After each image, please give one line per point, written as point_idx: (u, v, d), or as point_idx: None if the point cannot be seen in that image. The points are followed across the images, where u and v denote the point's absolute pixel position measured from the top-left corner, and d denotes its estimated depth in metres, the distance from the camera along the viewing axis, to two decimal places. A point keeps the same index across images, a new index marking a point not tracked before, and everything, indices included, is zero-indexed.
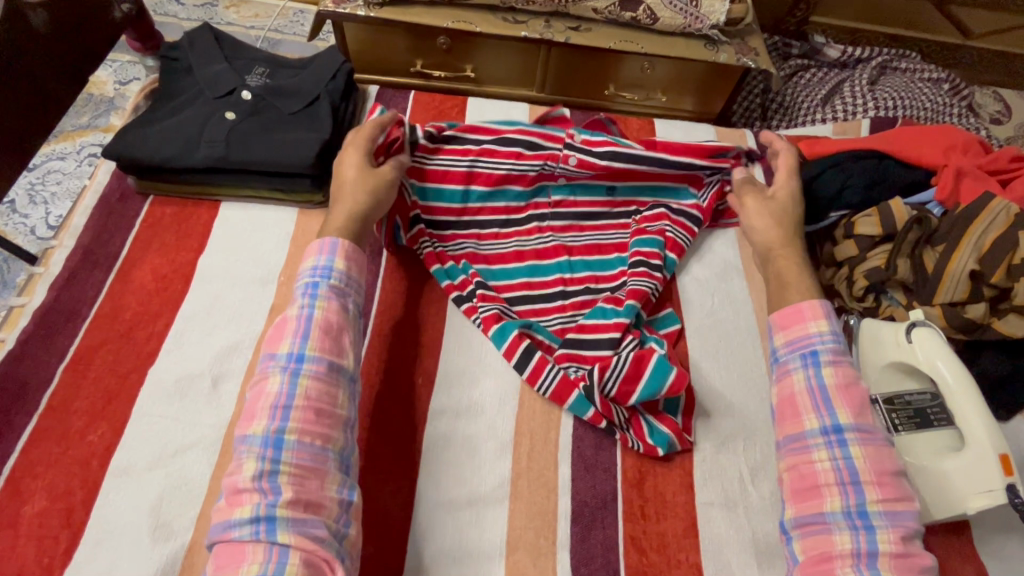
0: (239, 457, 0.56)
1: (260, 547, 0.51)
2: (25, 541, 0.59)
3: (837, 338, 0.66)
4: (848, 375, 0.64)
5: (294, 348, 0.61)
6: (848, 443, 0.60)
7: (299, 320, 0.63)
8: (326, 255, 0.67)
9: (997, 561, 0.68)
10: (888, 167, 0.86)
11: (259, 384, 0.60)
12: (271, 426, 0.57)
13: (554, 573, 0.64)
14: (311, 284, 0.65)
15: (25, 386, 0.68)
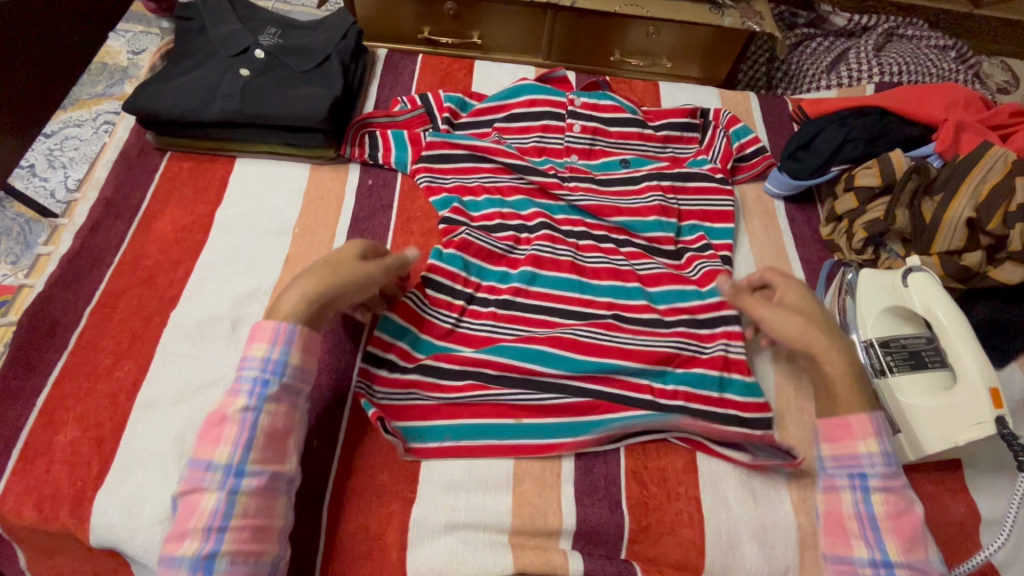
0: (167, 563, 0.53)
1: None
2: (59, 467, 0.63)
3: (888, 458, 0.61)
4: (901, 502, 0.60)
5: (233, 458, 0.56)
6: (885, 542, 0.59)
7: (241, 425, 0.57)
8: (279, 347, 0.60)
9: (988, 498, 0.71)
10: (889, 122, 0.88)
11: (191, 492, 0.56)
12: (207, 521, 0.54)
13: (559, 502, 0.67)
14: (256, 379, 0.59)
15: (54, 327, 0.71)
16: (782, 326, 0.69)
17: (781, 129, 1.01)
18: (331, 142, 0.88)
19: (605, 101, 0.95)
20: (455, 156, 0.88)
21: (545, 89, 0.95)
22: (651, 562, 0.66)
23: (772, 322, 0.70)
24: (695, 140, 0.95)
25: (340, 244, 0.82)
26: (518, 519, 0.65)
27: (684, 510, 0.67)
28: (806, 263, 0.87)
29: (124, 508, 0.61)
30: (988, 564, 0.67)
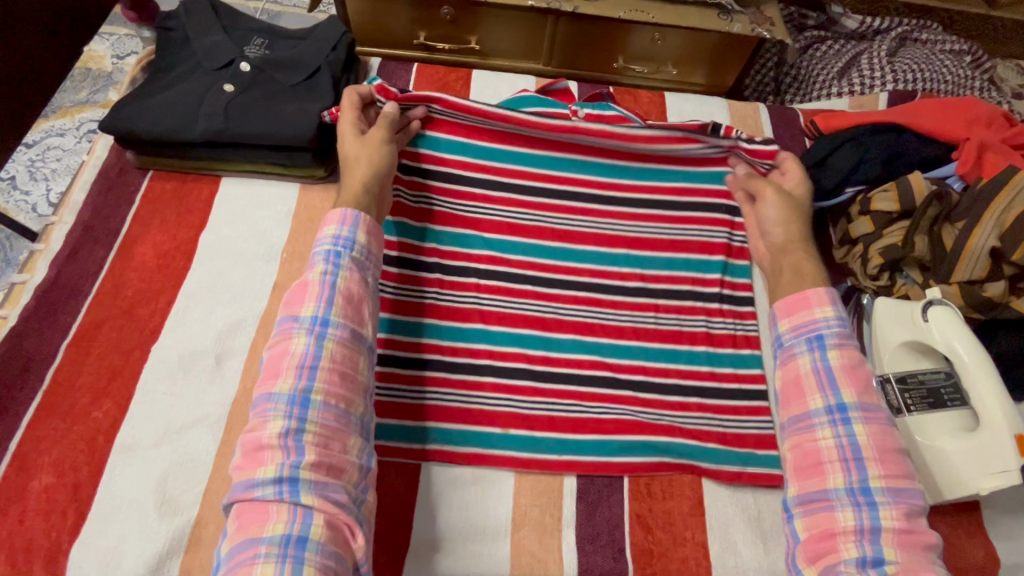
0: (262, 414, 0.54)
1: (284, 511, 0.50)
2: (33, 515, 0.60)
3: (845, 321, 0.63)
4: (855, 357, 0.61)
5: (318, 311, 0.58)
6: (827, 348, 0.62)
7: (321, 286, 0.60)
8: (348, 226, 0.63)
9: (1007, 542, 0.68)
10: (907, 141, 0.83)
11: (280, 343, 0.58)
12: (296, 382, 0.55)
13: (559, 550, 0.64)
14: (331, 250, 0.62)
15: (29, 363, 0.68)
16: (772, 211, 0.77)
17: (792, 144, 0.96)
18: (321, 161, 0.83)
19: (607, 112, 0.90)
20: (446, 175, 0.83)
21: (546, 101, 0.90)
22: None
23: (766, 206, 0.78)
24: (708, 158, 0.87)
25: None
26: (517, 569, 0.62)
27: (691, 557, 0.64)
28: None
29: (102, 561, 0.58)
30: None
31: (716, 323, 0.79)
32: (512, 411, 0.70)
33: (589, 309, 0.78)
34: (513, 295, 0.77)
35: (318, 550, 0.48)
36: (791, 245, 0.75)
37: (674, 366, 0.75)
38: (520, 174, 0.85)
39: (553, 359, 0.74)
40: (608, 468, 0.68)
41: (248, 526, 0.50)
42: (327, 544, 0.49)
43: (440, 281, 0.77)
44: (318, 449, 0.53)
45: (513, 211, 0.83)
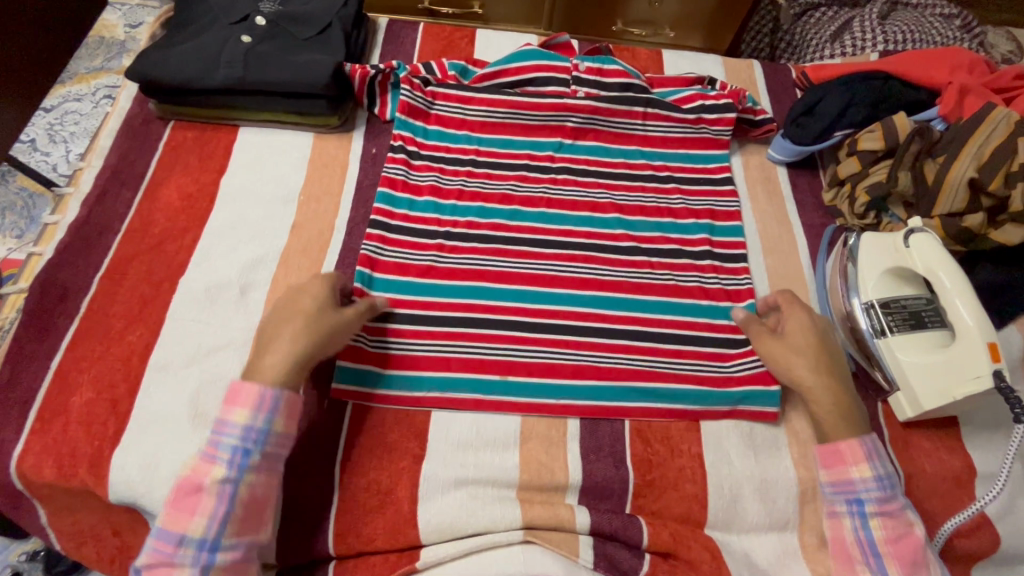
0: (162, 554, 0.55)
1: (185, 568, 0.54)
2: (76, 426, 0.64)
3: (884, 482, 0.62)
4: (902, 525, 0.61)
5: (207, 534, 0.55)
6: (868, 515, 0.62)
7: (229, 464, 0.56)
8: (263, 415, 0.58)
9: (983, 453, 0.73)
10: (893, 85, 0.87)
11: (197, 471, 0.56)
12: (207, 525, 0.54)
13: (564, 459, 0.68)
14: (237, 447, 0.57)
15: (65, 292, 0.72)
16: (794, 359, 0.69)
17: (784, 97, 1.00)
18: (335, 110, 0.87)
19: (609, 65, 0.94)
20: (448, 156, 0.88)
21: (550, 55, 0.95)
22: (653, 517, 0.67)
23: (784, 354, 0.70)
24: (702, 120, 0.92)
25: (345, 211, 0.82)
26: (526, 474, 0.67)
27: (686, 467, 0.69)
28: (808, 228, 0.88)
29: (141, 464, 0.63)
30: (983, 515, 0.69)
31: (704, 254, 0.83)
32: (520, 334, 0.74)
33: (584, 267, 0.80)
34: (518, 233, 0.82)
35: None
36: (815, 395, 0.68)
37: (668, 289, 0.80)
38: (511, 156, 0.89)
39: (552, 312, 0.76)
40: (610, 390, 0.72)
41: (158, 568, 0.54)
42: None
43: (445, 222, 0.81)
44: (229, 551, 0.55)
45: (510, 184, 0.86)
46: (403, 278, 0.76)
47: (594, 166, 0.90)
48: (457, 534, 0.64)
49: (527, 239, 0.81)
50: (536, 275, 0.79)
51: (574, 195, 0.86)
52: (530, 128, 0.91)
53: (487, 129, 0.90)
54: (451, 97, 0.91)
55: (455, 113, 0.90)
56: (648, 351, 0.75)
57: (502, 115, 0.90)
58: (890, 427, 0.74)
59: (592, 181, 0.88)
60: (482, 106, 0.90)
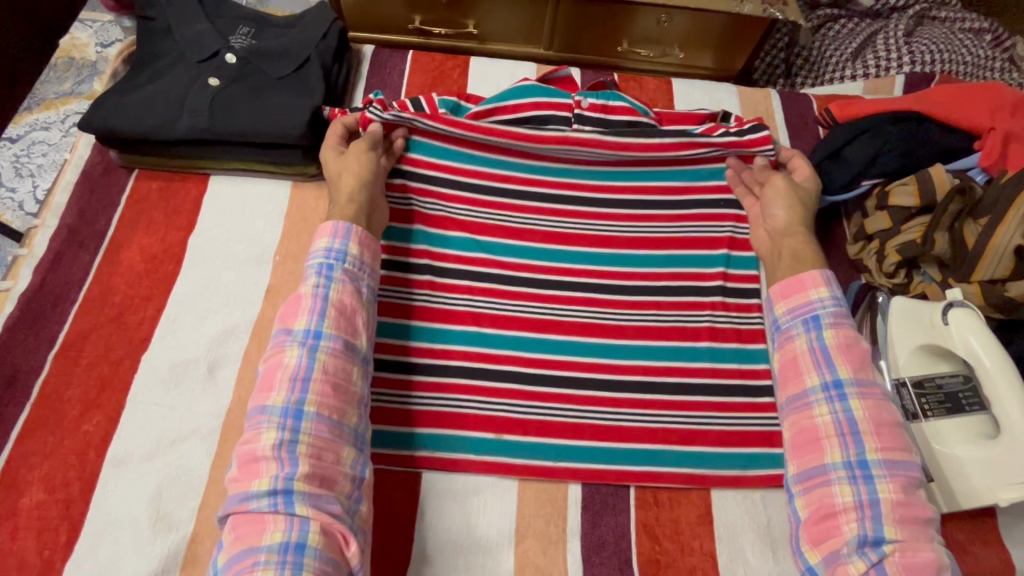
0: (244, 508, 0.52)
1: (264, 503, 0.52)
2: (25, 533, 0.58)
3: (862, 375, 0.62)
4: (876, 403, 0.60)
5: (278, 479, 0.52)
6: (849, 397, 0.60)
7: (298, 366, 0.58)
8: (317, 314, 0.61)
9: (1022, 548, 0.66)
10: (927, 131, 0.79)
11: (252, 439, 0.55)
12: (279, 437, 0.54)
13: (564, 561, 0.62)
14: (323, 264, 0.64)
15: (15, 374, 0.65)
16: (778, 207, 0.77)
17: (805, 134, 0.92)
18: (312, 159, 0.79)
19: (615, 102, 0.85)
20: (436, 184, 0.80)
21: (551, 91, 0.86)
22: None
23: (773, 203, 0.77)
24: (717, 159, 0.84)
25: None
26: None
27: (697, 567, 0.63)
28: None
29: None
30: None
31: (720, 317, 0.76)
32: (508, 416, 0.68)
33: (587, 309, 0.75)
34: (513, 298, 0.75)
35: (316, 555, 0.50)
36: (792, 229, 0.75)
37: (687, 361, 0.73)
38: (510, 181, 0.82)
39: (552, 392, 0.70)
40: (611, 476, 0.66)
41: (244, 537, 0.51)
42: (324, 551, 0.50)
43: (430, 282, 0.75)
44: (310, 478, 0.53)
45: (508, 238, 0.79)
46: (396, 326, 0.72)
47: (597, 193, 0.83)
48: None
49: (521, 306, 0.74)
50: (533, 346, 0.72)
51: (576, 252, 0.79)
52: (529, 172, 0.83)
53: (479, 151, 0.82)
54: (438, 118, 0.80)
55: (448, 147, 0.82)
56: (652, 435, 0.69)
57: (500, 141, 0.81)
58: None
59: (594, 211, 0.82)
60: (472, 130, 0.80)
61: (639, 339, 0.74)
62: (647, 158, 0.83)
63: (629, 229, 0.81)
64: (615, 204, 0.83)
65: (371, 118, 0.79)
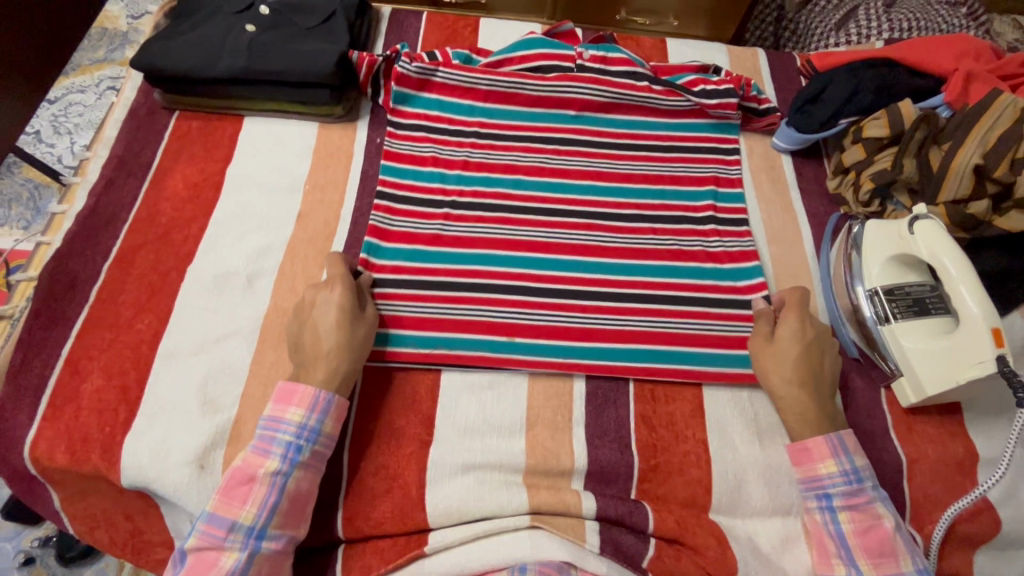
0: (211, 537, 0.58)
1: (234, 553, 0.57)
2: (87, 413, 0.65)
3: (850, 476, 0.64)
4: (869, 519, 0.63)
5: (257, 522, 0.58)
6: (837, 511, 0.64)
7: (269, 486, 0.59)
8: (316, 415, 0.63)
9: (986, 439, 0.73)
10: (898, 74, 0.87)
11: (246, 477, 0.60)
12: (256, 518, 0.58)
13: (570, 443, 0.69)
14: (292, 443, 0.61)
15: (75, 280, 0.73)
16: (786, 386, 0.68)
17: (789, 85, 1.00)
18: (339, 100, 0.87)
19: (613, 54, 0.92)
20: (451, 128, 0.88)
21: (553, 43, 0.93)
22: (659, 501, 0.68)
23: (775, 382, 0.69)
24: (704, 107, 0.91)
25: (350, 202, 0.83)
26: (532, 459, 0.68)
27: (692, 452, 0.70)
28: (812, 217, 0.88)
29: (153, 450, 0.63)
30: (985, 500, 0.69)
31: (708, 242, 0.83)
32: (524, 322, 0.75)
33: (589, 235, 0.82)
34: (524, 224, 0.81)
35: None
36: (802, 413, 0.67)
37: (682, 280, 0.80)
38: (518, 127, 0.89)
39: (558, 305, 0.76)
40: (614, 372, 0.73)
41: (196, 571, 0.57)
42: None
43: (446, 214, 0.81)
44: (273, 541, 0.59)
45: (517, 176, 0.85)
46: (413, 247, 0.78)
47: (597, 137, 0.90)
48: (464, 519, 0.65)
49: (525, 242, 0.80)
50: (542, 266, 0.79)
51: (580, 194, 0.85)
52: (533, 121, 0.90)
53: (491, 99, 0.90)
54: (455, 66, 0.89)
55: (459, 100, 0.90)
56: (650, 338, 0.75)
57: (509, 85, 0.89)
58: (893, 412, 0.74)
59: (595, 151, 0.89)
60: (486, 76, 0.88)
61: (636, 258, 0.81)
62: (643, 108, 0.91)
63: (629, 168, 0.88)
64: (618, 150, 0.89)
65: (398, 69, 0.87)
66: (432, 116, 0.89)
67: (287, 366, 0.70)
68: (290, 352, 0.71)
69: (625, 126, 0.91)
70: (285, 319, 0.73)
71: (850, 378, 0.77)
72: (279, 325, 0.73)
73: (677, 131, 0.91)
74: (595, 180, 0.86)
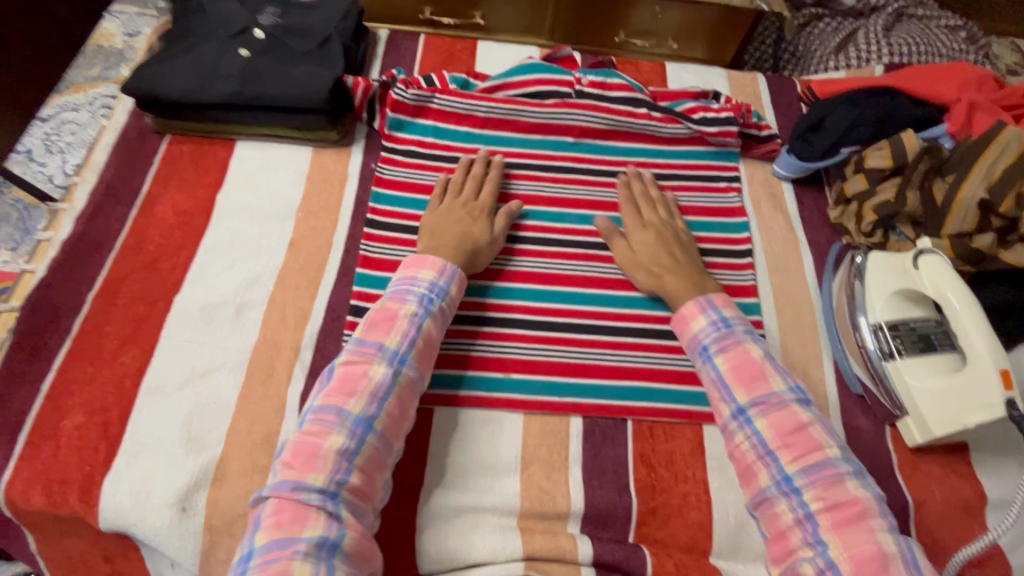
0: (323, 423, 0.58)
1: (382, 368, 0.61)
2: (66, 451, 0.63)
3: (719, 325, 0.69)
4: (741, 354, 0.66)
5: (366, 412, 0.59)
6: (753, 419, 0.63)
7: (390, 365, 0.62)
8: (444, 276, 0.69)
9: (995, 481, 0.71)
10: (902, 103, 0.86)
11: (357, 363, 0.61)
12: (345, 444, 0.57)
13: (567, 485, 0.67)
14: (425, 295, 0.67)
15: (58, 312, 0.71)
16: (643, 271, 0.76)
17: (790, 111, 0.99)
18: (334, 124, 0.86)
19: (612, 79, 0.91)
20: (446, 155, 0.87)
21: (552, 68, 0.92)
22: (658, 544, 0.66)
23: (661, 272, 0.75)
24: (703, 134, 0.90)
25: (343, 229, 0.81)
26: (527, 501, 0.65)
27: (692, 493, 0.68)
28: (814, 246, 0.86)
29: (133, 491, 0.61)
30: (994, 545, 0.67)
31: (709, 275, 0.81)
32: (520, 357, 0.73)
33: (587, 265, 0.80)
34: (521, 254, 0.80)
35: (345, 554, 0.52)
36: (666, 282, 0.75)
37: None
38: (516, 154, 0.88)
39: (556, 338, 0.75)
40: (612, 410, 0.71)
41: (286, 522, 0.52)
42: (352, 558, 0.53)
43: None
44: (371, 444, 0.58)
45: (514, 205, 0.84)
46: None
47: (595, 165, 0.89)
48: (456, 565, 0.63)
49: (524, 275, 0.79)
50: (539, 298, 0.77)
51: (579, 224, 0.83)
52: (529, 149, 0.89)
53: (488, 125, 0.89)
54: (453, 94, 0.88)
55: (455, 126, 0.88)
56: (647, 374, 0.74)
57: (505, 113, 0.88)
58: (899, 452, 0.72)
59: (593, 179, 0.87)
60: (483, 103, 0.88)
61: (633, 291, 0.79)
62: (642, 135, 0.90)
63: None
64: (615, 178, 0.88)
65: (393, 96, 0.86)
66: (426, 143, 0.87)
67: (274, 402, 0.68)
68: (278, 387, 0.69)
69: (623, 154, 0.90)
70: (274, 352, 0.71)
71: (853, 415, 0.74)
72: (268, 358, 0.70)
73: (674, 159, 0.90)
74: (593, 210, 0.85)
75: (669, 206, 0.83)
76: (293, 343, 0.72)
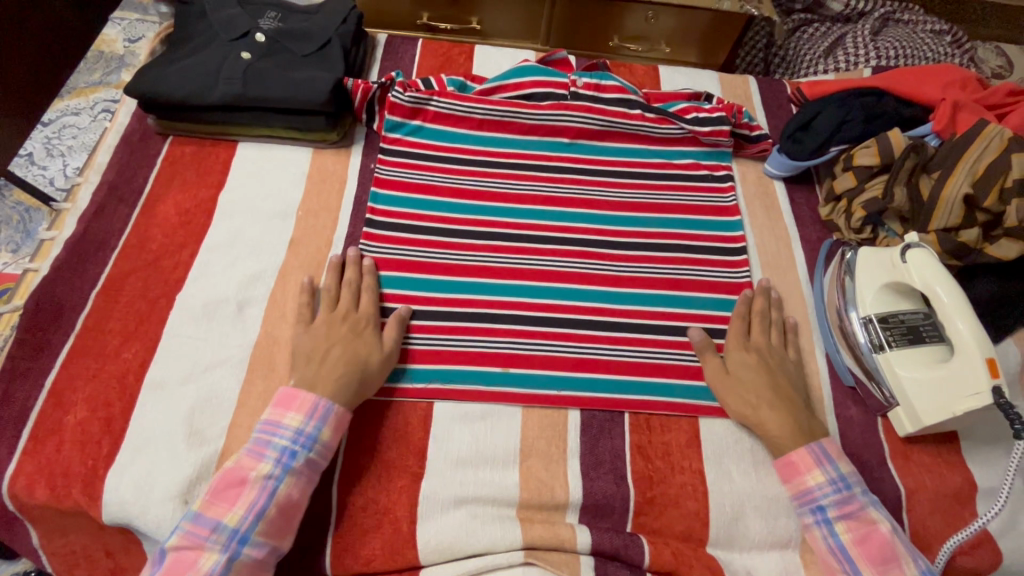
0: (195, 540, 0.56)
1: (214, 555, 0.56)
2: (69, 446, 0.63)
3: (838, 484, 0.64)
4: (864, 526, 0.63)
5: None
6: (833, 521, 0.64)
7: (221, 553, 0.56)
8: (312, 423, 0.63)
9: (985, 470, 0.72)
10: (887, 103, 0.89)
11: (191, 544, 0.56)
12: None
13: (565, 476, 0.68)
14: (287, 448, 0.61)
15: (62, 309, 0.72)
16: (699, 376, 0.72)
17: (780, 111, 1.02)
18: (334, 126, 0.87)
19: (606, 82, 0.92)
20: (444, 155, 0.88)
21: (547, 70, 0.93)
22: (655, 534, 0.67)
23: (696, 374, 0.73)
24: (696, 134, 0.92)
25: (342, 228, 0.82)
26: (526, 492, 0.66)
27: (688, 483, 0.69)
28: (805, 243, 0.88)
29: (136, 484, 0.62)
30: (984, 532, 0.68)
31: (702, 272, 0.83)
32: (519, 352, 0.74)
33: (583, 262, 0.82)
34: (520, 250, 0.82)
35: None
36: (763, 409, 0.69)
37: (680, 309, 0.80)
38: (513, 153, 0.90)
39: (554, 334, 0.76)
40: (609, 403, 0.73)
41: None
42: None
43: (437, 242, 0.81)
44: None
45: (510, 204, 0.85)
46: (404, 274, 0.78)
47: (590, 164, 0.90)
48: (456, 556, 0.64)
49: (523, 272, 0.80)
50: (537, 294, 0.78)
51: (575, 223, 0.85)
52: (526, 149, 0.90)
53: (485, 127, 0.90)
54: (449, 96, 0.89)
55: (452, 128, 0.90)
56: (643, 369, 0.75)
57: (501, 114, 0.90)
58: (891, 442, 0.73)
59: (588, 178, 0.89)
60: (479, 104, 0.89)
61: (629, 287, 0.81)
62: (635, 135, 0.92)
63: (622, 197, 0.88)
64: (609, 176, 0.90)
65: (392, 98, 0.88)
66: (425, 144, 0.89)
67: (275, 397, 0.69)
68: (278, 383, 0.70)
69: (619, 154, 0.92)
70: (274, 348, 0.72)
71: (845, 407, 0.76)
72: (269, 354, 0.71)
73: (668, 159, 0.92)
74: (588, 208, 0.86)
75: (770, 320, 0.77)
76: (294, 339, 0.73)
